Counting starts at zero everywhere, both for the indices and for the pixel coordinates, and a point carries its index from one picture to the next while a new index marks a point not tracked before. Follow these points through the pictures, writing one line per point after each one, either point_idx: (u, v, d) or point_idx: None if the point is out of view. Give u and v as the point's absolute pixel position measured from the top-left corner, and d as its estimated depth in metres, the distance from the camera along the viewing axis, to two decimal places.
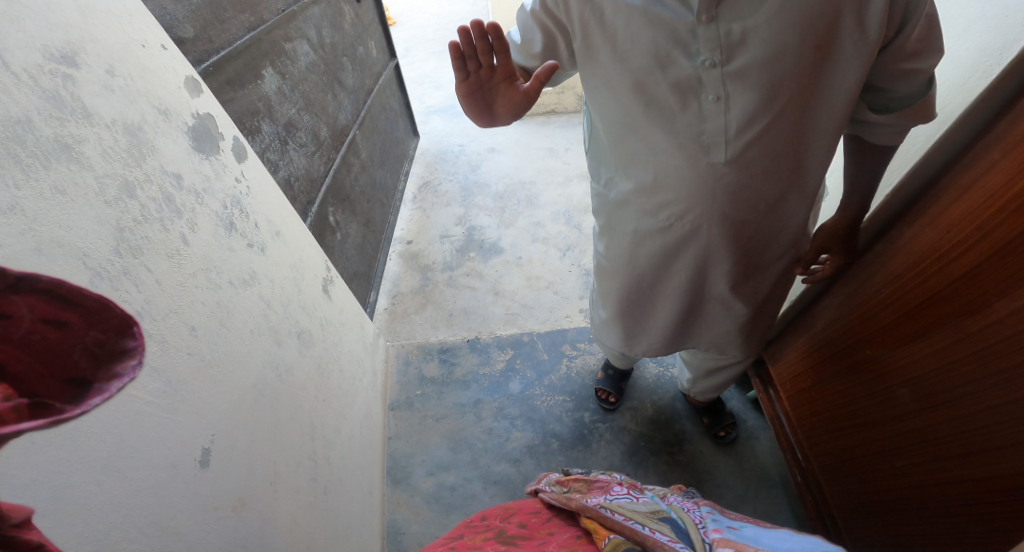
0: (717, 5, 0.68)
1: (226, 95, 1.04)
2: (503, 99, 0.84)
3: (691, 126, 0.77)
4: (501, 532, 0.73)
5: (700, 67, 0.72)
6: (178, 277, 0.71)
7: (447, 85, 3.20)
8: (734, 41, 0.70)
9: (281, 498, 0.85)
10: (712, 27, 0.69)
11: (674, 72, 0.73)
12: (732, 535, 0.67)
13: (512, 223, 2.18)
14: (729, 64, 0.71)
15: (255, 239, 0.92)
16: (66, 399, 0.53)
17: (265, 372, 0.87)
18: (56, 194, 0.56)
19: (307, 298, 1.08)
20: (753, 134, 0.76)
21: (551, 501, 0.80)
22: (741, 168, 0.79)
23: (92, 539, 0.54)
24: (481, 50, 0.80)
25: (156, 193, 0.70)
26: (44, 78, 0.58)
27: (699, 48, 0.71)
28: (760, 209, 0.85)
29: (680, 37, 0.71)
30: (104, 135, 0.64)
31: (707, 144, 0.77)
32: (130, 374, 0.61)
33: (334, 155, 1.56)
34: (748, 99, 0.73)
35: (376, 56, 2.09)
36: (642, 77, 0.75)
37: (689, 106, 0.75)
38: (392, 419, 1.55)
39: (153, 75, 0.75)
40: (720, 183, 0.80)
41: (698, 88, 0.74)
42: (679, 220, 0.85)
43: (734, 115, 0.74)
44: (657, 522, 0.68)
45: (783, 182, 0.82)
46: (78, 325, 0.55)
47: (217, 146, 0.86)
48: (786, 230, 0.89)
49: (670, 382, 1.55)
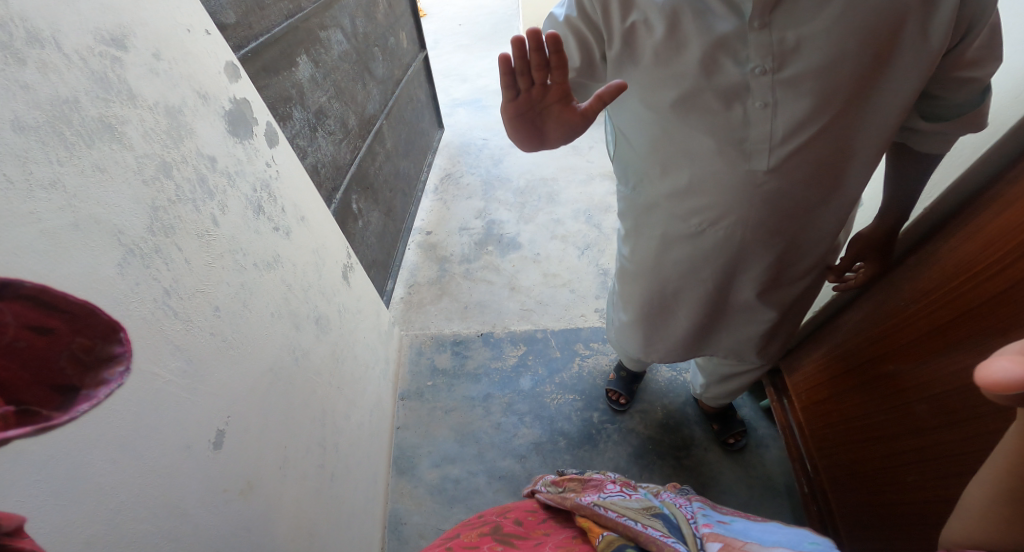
0: (770, 11, 0.67)
1: (261, 81, 1.06)
2: (556, 120, 0.77)
3: (734, 132, 0.76)
4: (497, 527, 0.74)
5: (749, 74, 0.71)
6: (207, 258, 0.72)
7: (474, 78, 3.20)
8: (788, 48, 0.69)
9: (287, 483, 0.87)
10: (765, 33, 0.68)
11: (722, 78, 0.72)
12: (720, 529, 0.69)
13: (532, 219, 2.18)
14: (781, 71, 0.70)
15: (281, 223, 0.93)
16: (53, 407, 0.45)
17: (282, 355, 0.88)
18: (97, 171, 0.57)
19: (327, 284, 1.10)
20: (800, 142, 0.75)
21: (545, 500, 0.81)
22: (783, 176, 0.78)
23: (103, 516, 0.55)
24: (536, 67, 0.73)
25: (191, 174, 0.71)
26: (93, 60, 0.59)
27: (749, 54, 0.70)
28: (793, 218, 0.84)
29: (731, 43, 0.70)
30: (145, 116, 0.65)
31: (749, 151, 0.76)
32: (117, 381, 0.52)
33: (361, 144, 1.57)
34: (799, 108, 0.72)
35: (407, 47, 2.10)
36: (687, 83, 0.73)
37: (735, 112, 0.74)
38: (402, 408, 1.56)
39: (195, 59, 0.76)
40: (759, 189, 0.79)
41: (745, 94, 0.73)
42: (711, 226, 0.85)
43: (781, 123, 0.73)
44: (650, 519, 0.69)
45: (821, 192, 0.81)
46: (62, 332, 0.46)
47: (251, 131, 0.88)
48: (816, 240, 0.88)
49: (683, 386, 1.55)
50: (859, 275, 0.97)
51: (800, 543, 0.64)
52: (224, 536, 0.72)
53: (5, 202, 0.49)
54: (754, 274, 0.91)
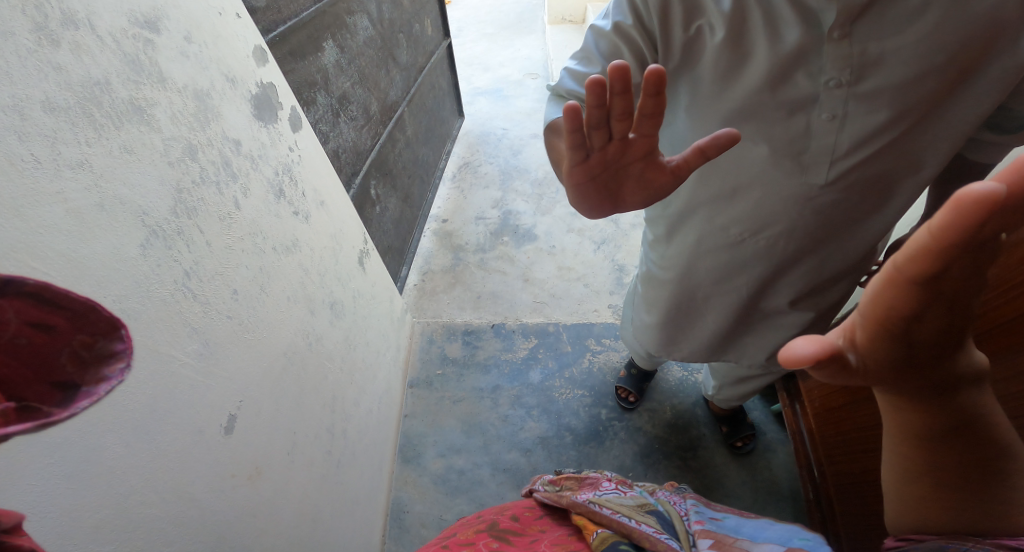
0: (853, 22, 0.65)
1: (288, 66, 1.06)
2: (634, 179, 0.69)
3: (794, 144, 0.74)
4: (492, 524, 0.74)
5: (824, 85, 0.69)
6: (227, 241, 0.73)
7: (495, 67, 3.18)
8: (869, 61, 0.67)
9: (294, 469, 0.88)
10: (845, 44, 0.66)
11: (791, 90, 0.70)
12: (714, 525, 0.71)
13: (549, 211, 2.17)
14: (859, 83, 0.68)
15: (301, 208, 0.93)
16: (54, 403, 0.48)
17: (297, 340, 0.89)
18: (125, 153, 0.58)
19: (344, 269, 1.10)
20: (865, 155, 0.73)
21: (541, 498, 0.81)
22: (841, 191, 0.77)
23: (113, 501, 0.55)
24: (618, 123, 0.63)
25: (216, 157, 0.72)
26: (126, 42, 0.60)
27: (825, 66, 0.68)
28: (831, 228, 0.82)
29: (807, 56, 0.68)
30: (174, 99, 0.66)
31: (808, 165, 0.75)
32: (118, 378, 0.55)
33: (381, 130, 1.57)
34: (871, 121, 0.70)
35: (431, 35, 2.09)
36: (751, 94, 0.72)
37: (799, 121, 0.72)
38: (411, 396, 1.58)
39: (225, 43, 0.77)
40: (813, 202, 0.78)
41: (812, 106, 0.71)
42: (753, 236, 0.85)
43: (847, 136, 0.72)
44: (643, 513, 0.70)
45: (868, 203, 0.80)
46: (64, 329, 0.48)
47: (276, 114, 0.88)
48: (855, 245, 0.86)
49: (694, 387, 1.54)
50: None
51: (789, 538, 0.65)
52: (230, 520, 0.73)
53: (32, 182, 0.49)
54: (791, 281, 0.91)
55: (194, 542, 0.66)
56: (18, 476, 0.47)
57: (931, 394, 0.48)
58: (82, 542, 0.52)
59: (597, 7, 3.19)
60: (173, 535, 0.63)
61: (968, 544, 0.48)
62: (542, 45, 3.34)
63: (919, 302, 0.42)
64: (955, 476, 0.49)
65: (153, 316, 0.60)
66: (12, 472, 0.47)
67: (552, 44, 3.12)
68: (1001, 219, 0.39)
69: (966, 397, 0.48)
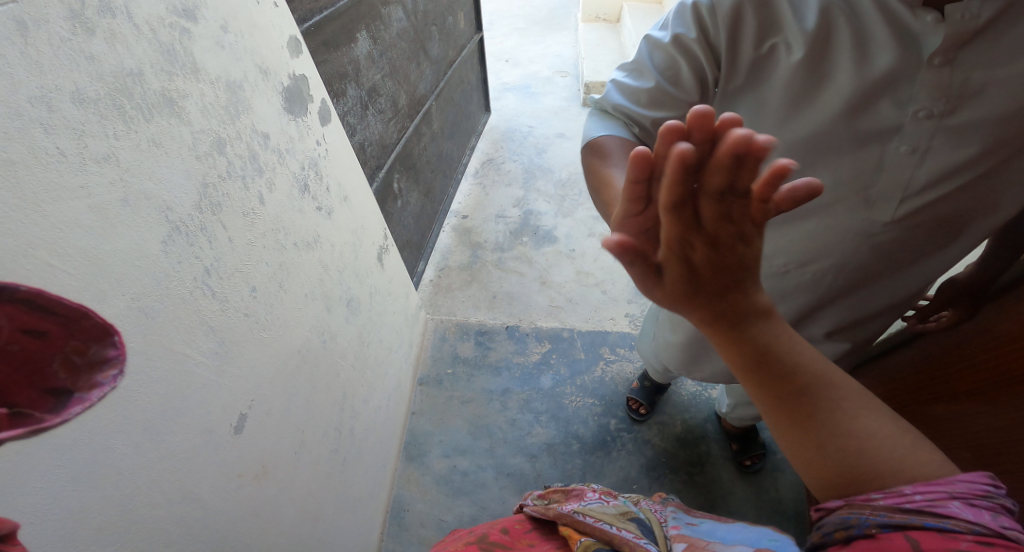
0: (958, 49, 0.63)
1: (321, 57, 1.04)
2: None
3: (862, 178, 0.75)
4: (484, 536, 0.71)
5: (911, 116, 0.68)
6: (250, 236, 0.71)
7: (524, 64, 3.14)
8: (968, 91, 0.65)
9: (300, 468, 0.87)
10: (946, 71, 0.64)
11: (874, 118, 0.70)
12: (690, 531, 0.67)
13: (571, 214, 2.14)
14: (951, 115, 0.67)
15: (324, 203, 0.91)
16: (46, 410, 0.36)
17: (312, 338, 0.88)
18: (153, 146, 0.56)
19: (362, 266, 1.08)
20: (941, 192, 0.73)
21: (530, 512, 0.75)
22: (903, 230, 0.79)
23: (117, 502, 0.54)
24: None
25: (244, 151, 0.70)
26: (162, 31, 0.58)
27: (916, 95, 0.67)
28: (886, 254, 0.83)
29: (896, 84, 0.67)
30: (206, 91, 0.64)
31: (874, 200, 0.76)
32: (114, 385, 0.39)
33: (408, 123, 1.54)
34: (955, 156, 0.69)
35: (463, 28, 2.05)
36: (829, 118, 0.72)
37: (875, 152, 0.72)
38: (419, 393, 1.56)
39: (260, 33, 0.75)
40: (875, 236, 0.80)
41: (892, 136, 0.71)
42: (798, 269, 0.88)
43: (925, 171, 0.71)
44: (624, 521, 0.67)
45: (937, 233, 0.80)
46: (58, 336, 0.36)
47: (305, 107, 0.86)
48: (906, 283, 0.89)
49: (707, 402, 1.51)
50: (946, 318, 0.90)
51: (756, 539, 0.62)
52: (232, 520, 0.71)
53: (56, 176, 0.47)
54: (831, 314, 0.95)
55: (196, 542, 0.65)
56: (25, 477, 0.46)
57: (733, 333, 0.51)
58: (83, 543, 0.51)
59: (633, 8, 3.13)
60: (174, 536, 0.61)
61: (867, 511, 0.49)
62: (573, 44, 3.29)
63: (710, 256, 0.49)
64: (796, 419, 0.52)
65: (170, 315, 0.58)
66: (19, 473, 0.45)
67: (582, 42, 3.07)
68: (721, 174, 0.44)
69: (773, 335, 0.52)
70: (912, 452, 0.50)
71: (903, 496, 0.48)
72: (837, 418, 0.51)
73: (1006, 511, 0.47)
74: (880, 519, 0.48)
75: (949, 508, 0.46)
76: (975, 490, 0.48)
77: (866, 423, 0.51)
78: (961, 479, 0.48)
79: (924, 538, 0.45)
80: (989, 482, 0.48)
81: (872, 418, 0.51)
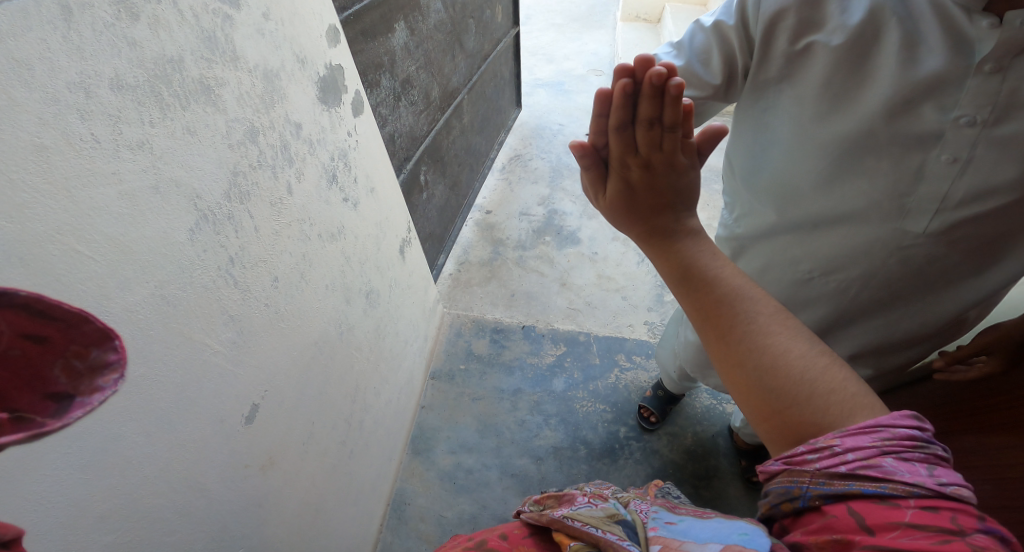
0: (1012, 56, 0.61)
1: (357, 46, 1.03)
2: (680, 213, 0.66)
3: (899, 185, 0.73)
4: (482, 541, 0.66)
5: (953, 122, 0.66)
6: (276, 225, 0.71)
7: (560, 60, 3.10)
8: (1017, 102, 0.63)
9: (307, 459, 0.87)
10: (995, 79, 0.62)
11: (916, 122, 0.68)
12: (664, 532, 0.53)
13: (595, 216, 2.11)
14: (995, 126, 0.65)
15: (351, 194, 0.91)
16: (45, 412, 0.44)
17: (329, 329, 0.87)
18: (187, 134, 0.55)
19: (384, 258, 1.08)
20: (978, 209, 0.70)
21: (527, 516, 0.67)
22: (938, 244, 0.76)
23: (122, 492, 0.54)
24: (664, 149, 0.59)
25: (275, 140, 0.69)
26: (205, 17, 0.57)
27: (961, 101, 0.65)
28: (916, 269, 0.80)
29: (945, 88, 0.65)
30: (244, 79, 0.63)
31: (909, 209, 0.74)
32: (112, 388, 0.50)
33: (439, 116, 1.53)
34: (997, 171, 0.67)
35: (500, 22, 2.03)
36: (866, 120, 0.70)
37: (913, 159, 0.71)
38: (431, 387, 1.56)
39: (300, 21, 0.74)
40: (906, 249, 0.77)
41: (933, 144, 0.69)
42: (822, 276, 0.88)
43: (965, 183, 0.69)
44: (608, 522, 0.56)
45: (973, 253, 0.76)
46: (57, 343, 0.43)
47: (339, 98, 0.85)
48: (940, 308, 0.85)
49: (720, 417, 1.48)
50: (976, 370, 0.81)
51: (726, 534, 0.49)
52: (236, 510, 0.71)
53: (89, 162, 0.46)
54: (855, 332, 0.94)
55: (198, 532, 0.64)
56: (35, 464, 0.45)
57: (660, 244, 0.56)
58: (84, 533, 0.50)
59: (674, 9, 3.07)
60: (177, 525, 0.61)
61: (806, 480, 0.46)
62: (610, 43, 3.24)
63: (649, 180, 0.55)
64: (710, 328, 0.52)
65: (193, 304, 0.58)
66: (30, 461, 0.45)
67: (620, 42, 3.02)
68: (649, 102, 0.52)
69: (697, 251, 0.54)
70: (827, 379, 0.48)
71: (835, 457, 0.45)
72: (751, 331, 0.50)
73: (937, 456, 0.45)
74: (821, 489, 0.45)
75: (881, 467, 0.43)
76: (907, 438, 0.44)
77: (780, 341, 0.50)
78: (887, 423, 0.45)
79: (865, 510, 0.43)
80: (914, 422, 0.45)
81: (791, 339, 0.50)
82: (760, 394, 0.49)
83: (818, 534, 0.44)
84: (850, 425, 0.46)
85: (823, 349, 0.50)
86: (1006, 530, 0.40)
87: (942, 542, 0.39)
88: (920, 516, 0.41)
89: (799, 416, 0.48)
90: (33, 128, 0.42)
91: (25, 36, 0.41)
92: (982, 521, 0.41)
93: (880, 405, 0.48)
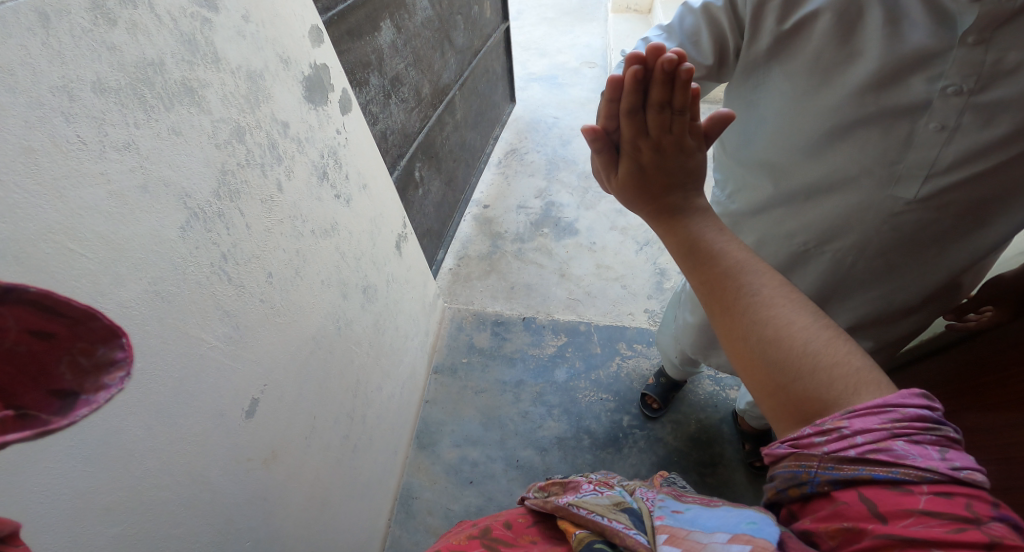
0: (993, 28, 0.61)
1: (343, 45, 1.04)
2: None
3: (889, 152, 0.74)
4: (485, 530, 0.65)
5: (940, 92, 0.67)
6: (267, 224, 0.73)
7: (553, 54, 3.11)
8: (1000, 71, 0.63)
9: (310, 453, 0.89)
10: (979, 50, 0.63)
11: (903, 93, 0.69)
12: (671, 521, 0.53)
13: (593, 206, 2.12)
14: (981, 93, 0.65)
15: (343, 191, 0.92)
16: (51, 412, 0.33)
17: (326, 324, 0.89)
18: (173, 134, 0.58)
19: (380, 253, 1.09)
20: (966, 173, 0.71)
21: (531, 504, 0.68)
22: (928, 209, 0.77)
23: (127, 484, 0.56)
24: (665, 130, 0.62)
25: (263, 139, 0.71)
26: (184, 21, 0.59)
27: (946, 71, 0.66)
28: (908, 235, 0.81)
29: (930, 59, 0.66)
30: (227, 80, 0.65)
31: (900, 176, 0.75)
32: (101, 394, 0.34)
33: (431, 112, 1.55)
34: (985, 136, 0.68)
35: (489, 17, 2.04)
36: (852, 92, 0.71)
37: (904, 127, 0.71)
38: (434, 382, 1.58)
39: (282, 22, 0.76)
40: (898, 216, 0.78)
41: (921, 112, 0.69)
42: (817, 248, 0.89)
43: (953, 149, 0.70)
44: (614, 512, 0.55)
45: (966, 216, 0.77)
46: (64, 339, 0.34)
47: (326, 97, 0.87)
48: (935, 274, 0.86)
49: (724, 402, 1.49)
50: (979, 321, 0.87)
51: (734, 524, 0.49)
52: (240, 504, 0.74)
53: (76, 163, 0.49)
54: (856, 304, 0.95)
55: (203, 524, 0.67)
56: (40, 457, 0.48)
57: (668, 221, 0.57)
58: (89, 525, 0.53)
59: None
60: (184, 517, 0.64)
61: (815, 465, 0.45)
62: (602, 34, 3.25)
63: (659, 160, 0.56)
64: (714, 301, 0.52)
65: (188, 301, 0.60)
66: (35, 453, 0.47)
67: (612, 32, 3.03)
68: (659, 88, 0.53)
69: (704, 229, 0.55)
70: (829, 352, 0.47)
71: (845, 440, 0.44)
72: (753, 303, 0.50)
73: (948, 437, 0.44)
74: (830, 474, 0.45)
75: (893, 450, 0.43)
76: (916, 419, 0.44)
77: (783, 312, 0.49)
78: (895, 403, 0.44)
79: (879, 497, 0.42)
80: (924, 402, 0.44)
81: (795, 312, 0.49)
82: (763, 366, 0.49)
83: (830, 520, 0.44)
84: (856, 403, 0.45)
85: (828, 323, 0.49)
86: (1019, 516, 0.40)
87: (956, 531, 0.39)
88: (934, 503, 0.40)
89: (802, 391, 0.47)
90: (21, 131, 0.44)
91: (6, 43, 0.43)
92: (996, 508, 0.40)
93: (885, 380, 0.46)
